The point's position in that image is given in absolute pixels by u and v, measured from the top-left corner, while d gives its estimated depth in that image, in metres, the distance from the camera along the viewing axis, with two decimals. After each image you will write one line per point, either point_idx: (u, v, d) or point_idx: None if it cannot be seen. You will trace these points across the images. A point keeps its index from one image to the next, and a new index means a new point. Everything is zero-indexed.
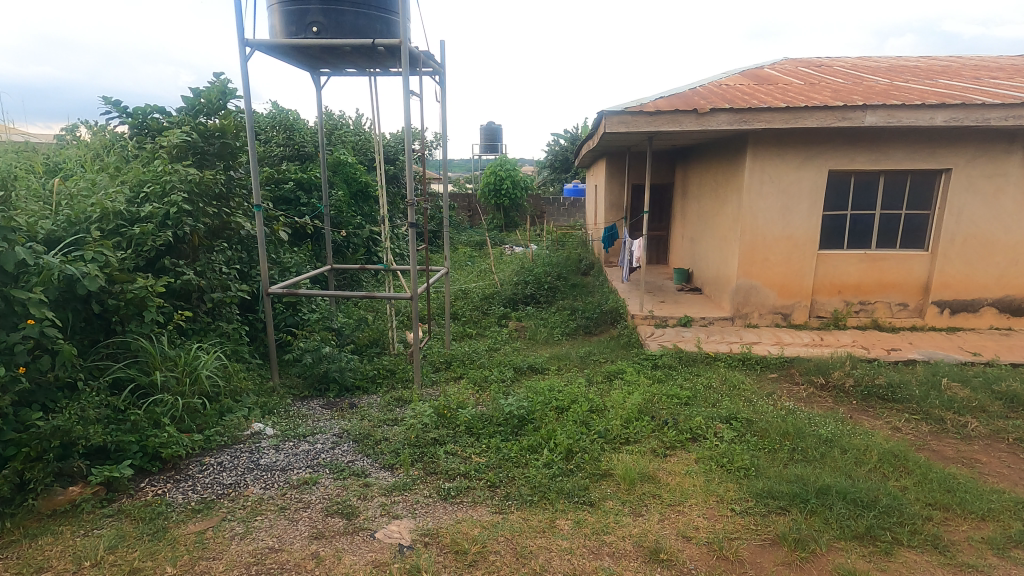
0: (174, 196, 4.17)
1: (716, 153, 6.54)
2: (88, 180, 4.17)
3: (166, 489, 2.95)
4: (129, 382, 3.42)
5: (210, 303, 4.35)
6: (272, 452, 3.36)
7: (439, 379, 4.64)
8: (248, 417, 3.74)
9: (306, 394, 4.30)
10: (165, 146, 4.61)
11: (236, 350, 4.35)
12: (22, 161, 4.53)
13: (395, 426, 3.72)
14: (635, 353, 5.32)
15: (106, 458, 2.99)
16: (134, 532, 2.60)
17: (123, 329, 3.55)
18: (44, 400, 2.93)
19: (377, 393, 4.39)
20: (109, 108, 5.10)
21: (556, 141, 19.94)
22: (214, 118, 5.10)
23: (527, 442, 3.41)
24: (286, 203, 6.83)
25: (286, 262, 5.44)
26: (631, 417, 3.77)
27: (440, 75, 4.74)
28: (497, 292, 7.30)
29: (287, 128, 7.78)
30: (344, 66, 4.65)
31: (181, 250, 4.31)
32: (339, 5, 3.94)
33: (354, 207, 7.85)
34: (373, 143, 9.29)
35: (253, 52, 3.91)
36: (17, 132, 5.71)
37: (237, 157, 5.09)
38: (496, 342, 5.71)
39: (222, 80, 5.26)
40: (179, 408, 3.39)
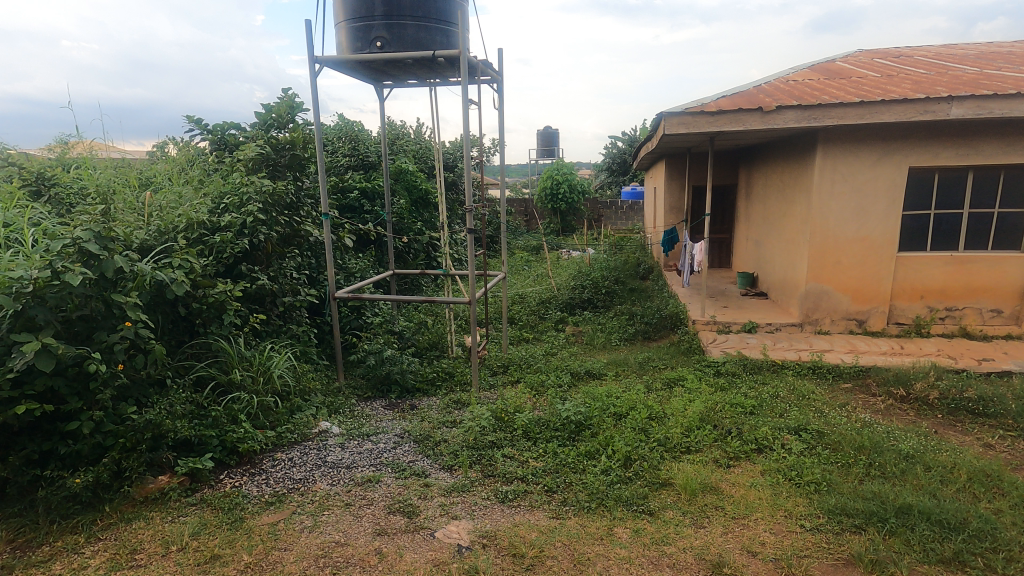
0: (250, 206, 4.45)
1: (783, 152, 6.27)
2: (176, 193, 4.53)
3: (243, 481, 3.15)
4: (210, 380, 3.68)
5: (282, 306, 4.59)
6: (338, 450, 3.51)
7: (496, 383, 4.69)
8: (316, 416, 3.92)
9: (370, 395, 4.46)
10: (242, 159, 4.93)
11: (305, 351, 4.58)
12: (119, 177, 4.97)
13: (453, 427, 3.79)
14: (696, 360, 5.17)
15: (190, 450, 3.22)
16: (215, 520, 2.79)
17: (205, 331, 3.83)
18: (137, 395, 3.20)
19: (436, 395, 4.50)
20: (192, 126, 5.52)
21: (613, 143, 19.73)
22: (284, 131, 5.40)
23: (584, 448, 3.39)
24: (351, 212, 7.12)
25: (351, 268, 5.65)
26: (691, 425, 3.67)
27: (497, 83, 4.82)
28: (554, 296, 7.30)
29: (352, 139, 8.11)
30: (405, 78, 4.81)
31: (256, 257, 4.58)
32: (401, 19, 4.09)
33: (414, 213, 8.07)
34: (432, 151, 9.53)
35: (322, 68, 4.12)
36: (115, 149, 6.26)
37: (305, 167, 5.36)
38: (553, 347, 5.72)
39: (290, 95, 5.57)
40: (254, 405, 3.62)
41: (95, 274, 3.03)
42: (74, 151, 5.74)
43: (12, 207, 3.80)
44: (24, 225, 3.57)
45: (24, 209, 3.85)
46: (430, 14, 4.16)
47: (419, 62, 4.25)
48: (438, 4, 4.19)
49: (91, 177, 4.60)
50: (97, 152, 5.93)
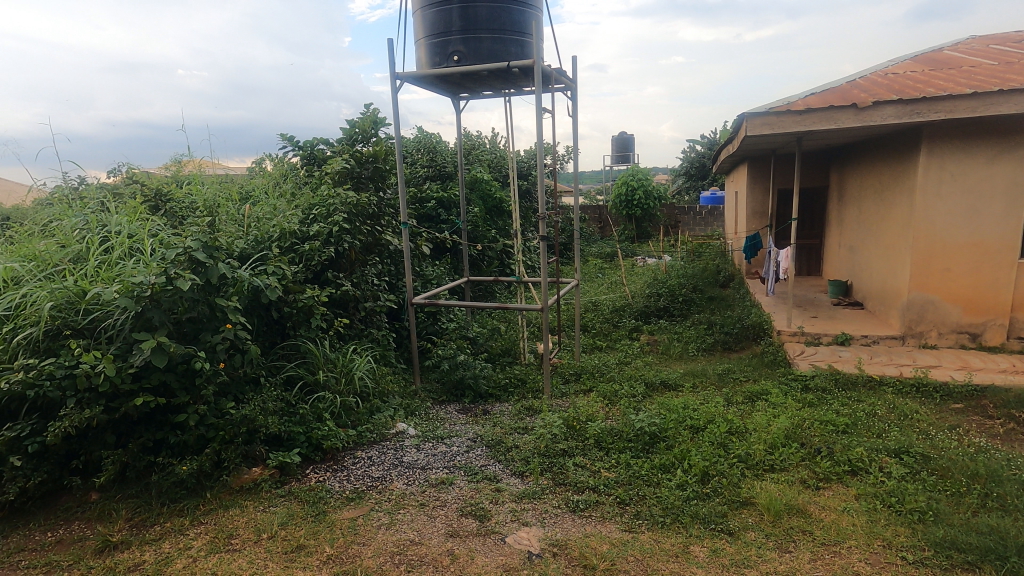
0: (336, 217, 4.73)
1: (880, 150, 5.81)
2: (271, 206, 4.90)
3: (326, 477, 3.32)
4: (298, 379, 3.93)
5: (364, 311, 4.82)
6: (414, 451, 3.62)
7: (568, 391, 4.66)
8: (394, 417, 4.07)
9: (444, 399, 4.57)
10: (329, 172, 5.25)
11: (384, 355, 4.78)
12: (223, 191, 5.44)
13: (525, 434, 3.81)
14: (781, 373, 4.88)
15: (280, 445, 3.45)
16: (301, 512, 2.96)
17: (295, 333, 4.11)
18: (236, 392, 3.48)
19: (508, 401, 4.54)
20: (286, 143, 5.95)
21: (692, 147, 19.14)
22: (367, 145, 5.69)
23: (659, 461, 3.29)
24: (429, 221, 7.36)
25: (428, 275, 5.84)
26: (776, 442, 3.46)
27: (571, 90, 4.83)
28: (628, 304, 7.15)
29: (430, 150, 8.40)
30: (481, 89, 4.93)
31: (341, 264, 4.85)
32: (477, 33, 4.20)
33: (489, 221, 8.21)
34: (506, 160, 9.67)
35: (402, 83, 4.31)
36: (220, 166, 6.86)
37: (386, 179, 5.61)
38: (627, 356, 5.60)
39: (373, 110, 5.87)
40: (337, 404, 3.83)
41: (202, 280, 3.32)
42: (186, 169, 6.35)
43: (136, 221, 4.26)
44: (145, 236, 4.00)
45: (146, 222, 4.31)
46: (506, 26, 4.25)
47: (495, 73, 4.34)
48: (512, 16, 4.26)
49: (200, 193, 5.07)
50: (205, 169, 6.52)
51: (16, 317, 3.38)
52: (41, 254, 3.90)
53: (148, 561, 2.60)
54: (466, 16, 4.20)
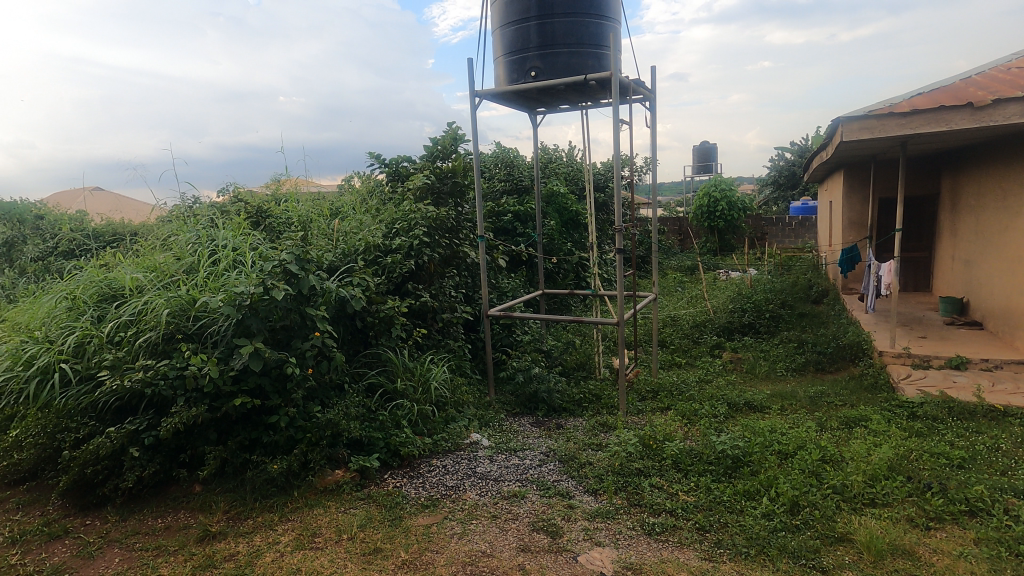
0: (417, 230, 4.91)
1: (1003, 153, 5.22)
2: (358, 221, 5.18)
3: (403, 483, 3.42)
4: (379, 386, 4.10)
5: (441, 322, 4.96)
6: (487, 462, 3.65)
7: (645, 408, 4.52)
8: (468, 427, 4.13)
9: (518, 411, 4.59)
10: (411, 188, 5.47)
11: (460, 365, 4.88)
12: (316, 208, 5.82)
13: (599, 451, 3.73)
14: (883, 399, 4.47)
15: (361, 450, 3.60)
16: (379, 516, 3.06)
17: (377, 342, 4.29)
18: (322, 396, 3.68)
19: (582, 416, 4.47)
20: (373, 162, 6.27)
21: (780, 155, 18.16)
22: (447, 161, 5.88)
23: (742, 487, 3.10)
24: (505, 234, 7.46)
25: (504, 287, 5.91)
26: (877, 474, 3.16)
27: (650, 101, 4.75)
28: (710, 319, 6.85)
29: (507, 165, 8.54)
30: (558, 104, 4.96)
31: (421, 276, 5.03)
32: (554, 48, 4.24)
33: (565, 234, 8.19)
34: (583, 173, 9.63)
35: (481, 100, 4.42)
36: (314, 184, 7.36)
37: (464, 194, 5.77)
38: (708, 374, 5.35)
39: (454, 127, 6.07)
40: (415, 412, 3.95)
41: (295, 291, 3.56)
42: (284, 187, 6.87)
43: (240, 235, 4.66)
44: (247, 250, 4.36)
45: (248, 237, 4.70)
46: (583, 39, 4.25)
47: (572, 87, 4.36)
48: (590, 30, 4.27)
49: (295, 210, 5.46)
50: (300, 187, 7.01)
51: (139, 322, 3.78)
52: (160, 265, 4.35)
53: (241, 552, 2.78)
54: (543, 32, 4.25)
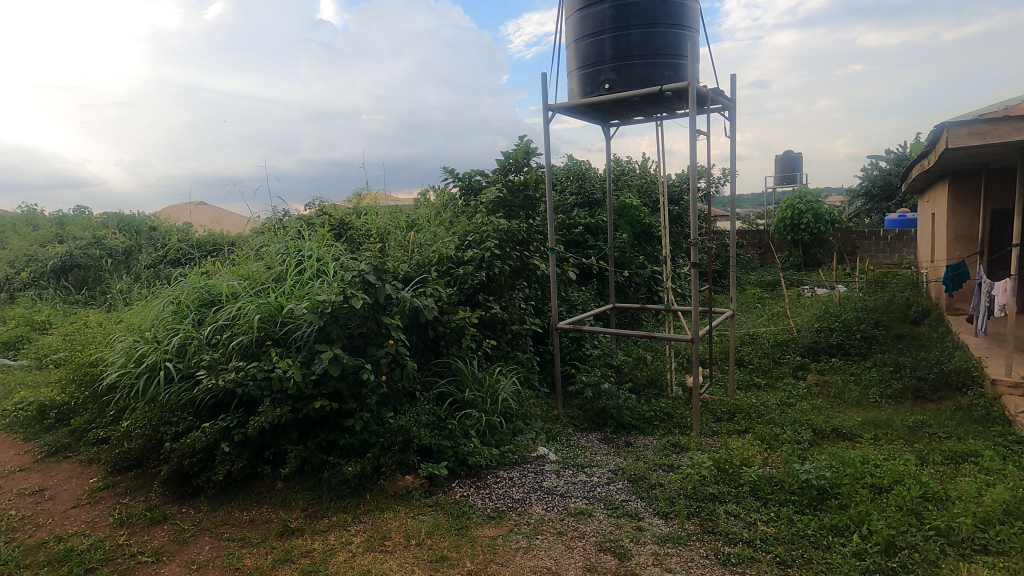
0: (488, 243, 5.00)
1: None
2: (432, 233, 5.35)
3: (470, 492, 3.45)
4: (449, 395, 4.18)
5: (511, 333, 4.99)
6: (554, 477, 3.61)
7: (720, 430, 4.32)
8: (535, 440, 4.11)
9: (585, 426, 4.52)
10: (484, 201, 5.58)
11: (528, 378, 4.88)
12: (393, 221, 6.07)
13: (671, 472, 3.59)
14: (996, 434, 4.01)
15: (430, 457, 3.67)
16: (446, 523, 3.10)
17: (447, 351, 4.39)
18: (395, 403, 3.80)
19: (653, 434, 4.33)
20: (448, 176, 6.46)
21: (874, 165, 16.92)
22: (519, 174, 5.95)
23: (829, 521, 2.87)
24: (576, 247, 7.43)
25: (573, 300, 5.87)
26: (990, 518, 2.82)
27: (729, 110, 4.59)
28: (793, 338, 6.46)
29: (579, 177, 8.51)
30: (632, 115, 4.90)
31: (491, 287, 5.10)
32: (629, 60, 4.20)
33: (637, 247, 8.02)
34: (656, 185, 9.43)
35: (554, 114, 4.45)
36: (392, 198, 7.67)
37: (536, 207, 5.81)
38: (790, 396, 5.04)
39: (526, 141, 6.14)
40: (483, 423, 3.99)
41: (372, 299, 3.71)
42: (365, 200, 7.21)
43: (323, 246, 4.93)
44: (329, 260, 4.61)
45: (331, 248, 4.97)
46: (659, 50, 4.18)
47: (647, 98, 4.29)
48: (666, 39, 4.19)
49: (374, 222, 5.72)
50: (379, 201, 7.33)
51: (234, 326, 4.09)
52: (253, 273, 4.69)
53: (316, 549, 2.90)
54: (618, 44, 4.23)
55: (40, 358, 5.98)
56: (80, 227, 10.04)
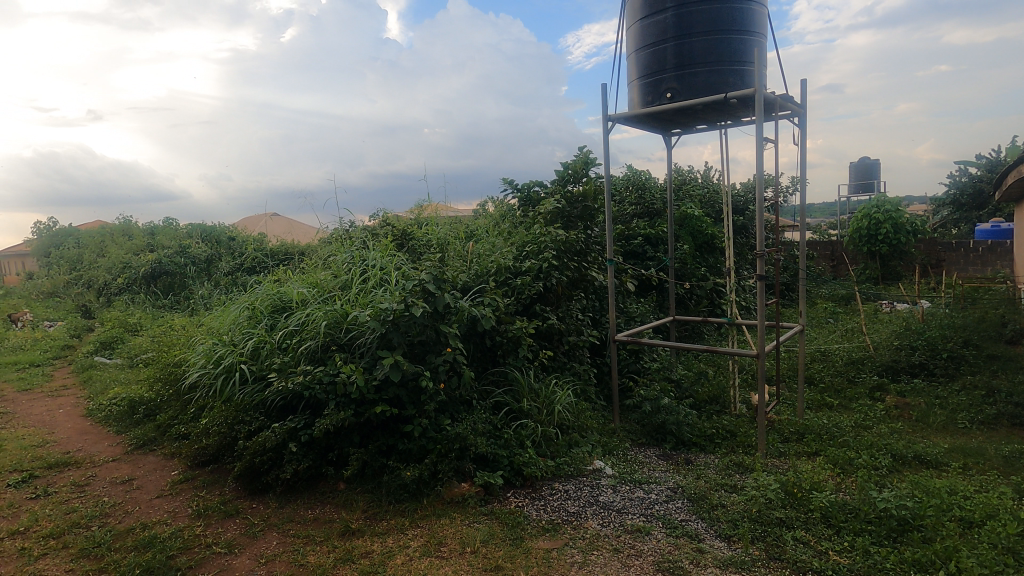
0: (546, 253, 5.01)
1: None
2: (490, 244, 5.42)
3: (525, 503, 3.44)
4: (505, 405, 4.21)
5: (567, 344, 4.98)
6: (610, 491, 3.55)
7: (788, 451, 4.11)
8: (592, 453, 4.05)
9: (643, 441, 4.42)
10: (542, 212, 5.60)
11: (585, 390, 4.84)
12: (452, 231, 6.20)
13: (733, 493, 3.45)
14: None
15: (486, 465, 3.69)
16: (501, 533, 3.11)
17: (504, 361, 4.42)
18: (452, 410, 3.87)
19: (715, 453, 4.18)
20: (507, 187, 6.54)
21: (964, 171, 15.69)
22: (578, 185, 5.93)
23: (911, 555, 2.66)
24: (635, 257, 7.32)
25: (632, 312, 5.78)
26: None
27: (798, 116, 4.41)
28: (869, 356, 6.06)
29: (639, 187, 8.39)
30: (695, 124, 4.80)
31: (548, 298, 5.10)
32: (692, 68, 4.12)
33: (699, 259, 7.79)
34: (720, 194, 9.15)
35: (614, 124, 4.43)
36: (452, 209, 7.85)
37: (594, 217, 5.77)
38: (866, 418, 4.72)
39: (585, 152, 6.12)
40: (539, 434, 3.99)
41: (432, 308, 3.80)
42: (426, 212, 7.40)
43: (386, 256, 5.10)
44: (392, 269, 4.77)
45: (393, 257, 5.14)
46: (724, 56, 4.08)
47: (710, 106, 4.20)
48: (731, 46, 4.08)
49: (434, 233, 5.87)
50: (440, 212, 7.51)
51: (303, 332, 4.30)
52: (321, 281, 4.92)
53: (375, 551, 2.98)
54: (680, 53, 4.16)
55: (131, 358, 6.50)
56: (168, 236, 10.86)
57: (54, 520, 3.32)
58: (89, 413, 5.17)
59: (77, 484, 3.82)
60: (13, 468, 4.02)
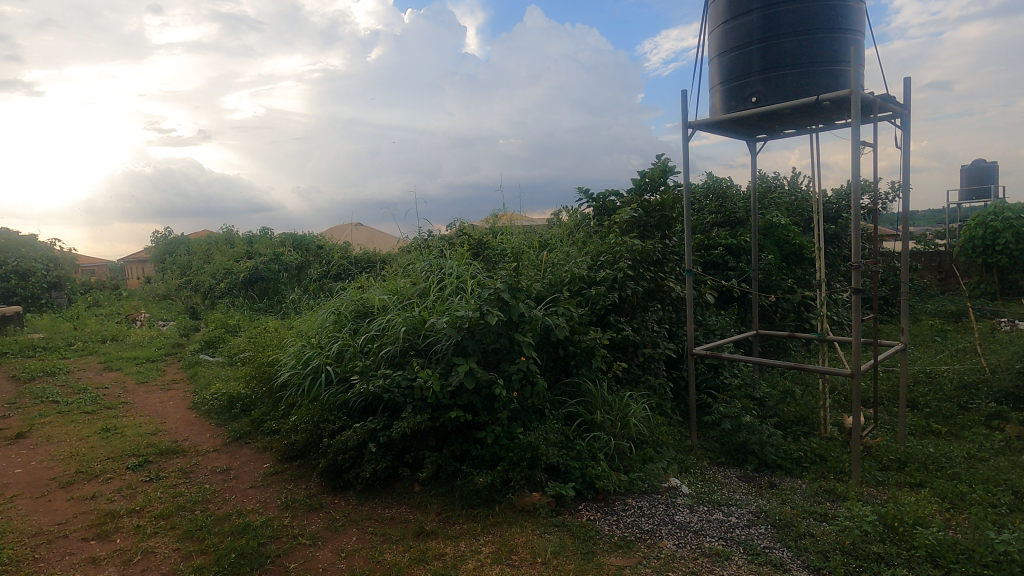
0: (621, 263, 4.94)
1: None
2: (565, 253, 5.42)
3: (597, 517, 3.38)
4: (577, 416, 4.17)
5: (642, 356, 4.87)
6: (687, 511, 3.41)
7: (887, 481, 3.78)
8: (667, 470, 3.93)
9: (722, 461, 4.22)
10: (618, 221, 5.53)
11: (660, 404, 4.71)
12: (527, 240, 6.26)
13: (823, 522, 3.21)
14: None
15: (558, 476, 3.67)
16: (572, 546, 3.07)
17: (577, 371, 4.39)
18: (525, 419, 3.89)
19: (802, 478, 3.91)
20: (582, 197, 6.52)
21: None
22: (655, 194, 5.81)
23: None
24: (715, 268, 7.06)
25: (711, 325, 5.56)
26: None
27: (901, 116, 4.08)
28: (985, 380, 5.46)
29: (720, 195, 8.08)
30: (782, 129, 4.58)
31: (623, 309, 5.01)
32: (780, 70, 3.93)
33: (786, 270, 7.37)
34: (809, 202, 8.62)
35: (694, 131, 4.31)
36: (526, 219, 7.93)
37: (672, 227, 5.62)
38: (981, 449, 4.25)
39: (663, 160, 5.99)
40: (612, 447, 3.93)
41: (506, 317, 3.84)
42: (501, 221, 7.53)
43: (462, 265, 5.24)
44: (468, 278, 4.89)
45: (469, 266, 5.27)
46: (816, 57, 3.86)
47: (800, 110, 3.98)
48: (824, 45, 3.86)
49: (509, 242, 5.95)
50: (515, 221, 7.61)
51: (383, 337, 4.49)
52: (401, 289, 5.12)
53: (448, 554, 3.04)
54: (767, 55, 3.98)
55: (230, 356, 7.06)
56: (264, 244, 11.73)
57: (164, 501, 3.66)
58: (194, 406, 5.67)
59: (183, 470, 4.18)
60: (131, 453, 4.47)
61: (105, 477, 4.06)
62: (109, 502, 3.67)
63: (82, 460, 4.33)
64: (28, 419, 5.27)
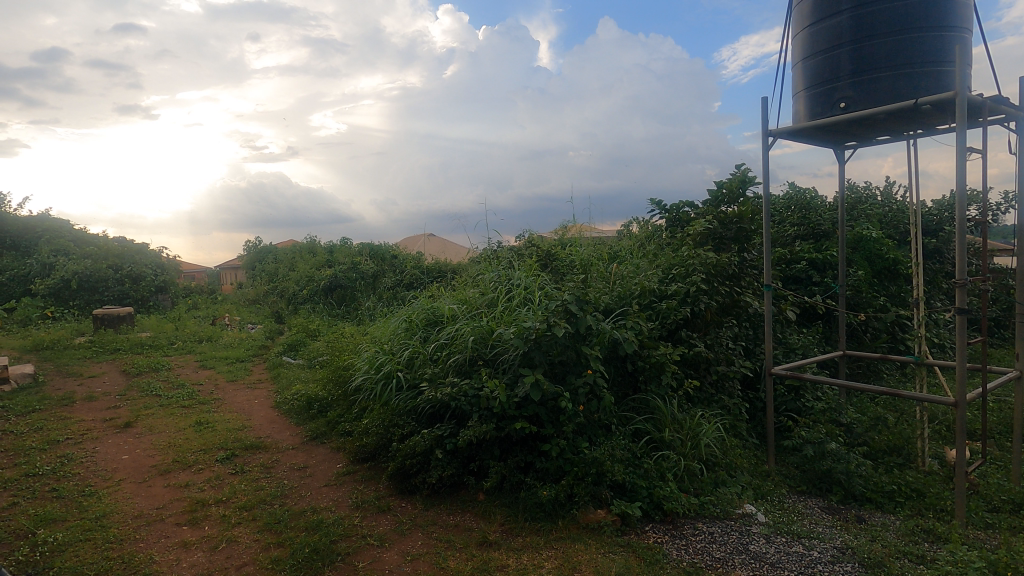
0: (694, 277, 4.77)
1: None
2: (634, 266, 5.33)
3: (664, 539, 3.26)
4: (645, 433, 4.06)
5: (715, 374, 4.67)
6: (763, 541, 3.21)
7: (996, 524, 3.39)
8: (741, 495, 3.73)
9: (803, 489, 3.96)
10: (691, 233, 5.35)
11: (734, 426, 4.50)
12: (596, 252, 6.20)
13: (920, 565, 2.92)
14: None
15: (624, 494, 3.58)
16: (637, 568, 2.97)
17: (646, 387, 4.28)
18: (590, 433, 3.83)
19: (895, 514, 3.59)
20: (654, 208, 6.37)
21: None
22: (733, 205, 5.57)
23: None
24: (797, 284, 6.67)
25: (792, 343, 5.24)
26: None
27: (1017, 119, 3.70)
28: None
29: (803, 206, 7.65)
30: (875, 135, 4.28)
31: (696, 324, 4.84)
32: (873, 73, 3.68)
33: (878, 287, 6.84)
34: (906, 213, 7.98)
35: (775, 139, 4.11)
36: (596, 230, 7.86)
37: (751, 239, 5.37)
38: None
39: (742, 170, 5.75)
40: (682, 467, 3.79)
41: (574, 329, 3.80)
42: (570, 232, 7.51)
43: (531, 276, 5.27)
44: (536, 289, 4.91)
45: (537, 277, 5.29)
46: (915, 57, 3.58)
47: (896, 115, 3.70)
48: (925, 45, 3.57)
49: (578, 254, 5.91)
50: (584, 232, 7.57)
51: (452, 345, 4.59)
52: (470, 298, 5.22)
53: (510, 566, 3.03)
54: (858, 58, 3.75)
55: (310, 360, 7.46)
56: (343, 254, 12.34)
57: (247, 494, 3.90)
58: (277, 405, 6.02)
59: (265, 465, 4.44)
60: (220, 446, 4.80)
61: (197, 467, 4.39)
62: (200, 491, 3.97)
63: (179, 450, 4.71)
64: (134, 410, 5.80)
